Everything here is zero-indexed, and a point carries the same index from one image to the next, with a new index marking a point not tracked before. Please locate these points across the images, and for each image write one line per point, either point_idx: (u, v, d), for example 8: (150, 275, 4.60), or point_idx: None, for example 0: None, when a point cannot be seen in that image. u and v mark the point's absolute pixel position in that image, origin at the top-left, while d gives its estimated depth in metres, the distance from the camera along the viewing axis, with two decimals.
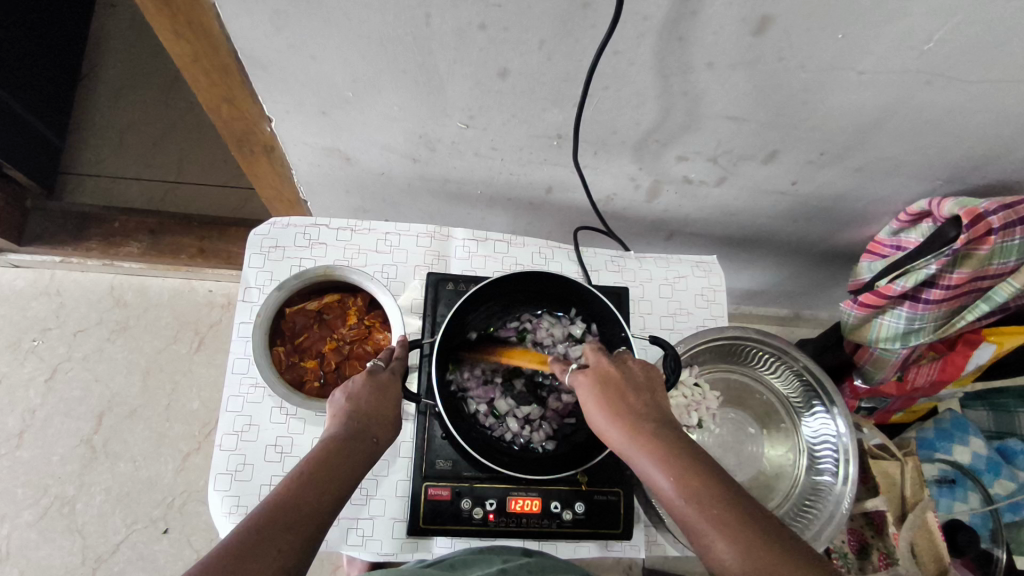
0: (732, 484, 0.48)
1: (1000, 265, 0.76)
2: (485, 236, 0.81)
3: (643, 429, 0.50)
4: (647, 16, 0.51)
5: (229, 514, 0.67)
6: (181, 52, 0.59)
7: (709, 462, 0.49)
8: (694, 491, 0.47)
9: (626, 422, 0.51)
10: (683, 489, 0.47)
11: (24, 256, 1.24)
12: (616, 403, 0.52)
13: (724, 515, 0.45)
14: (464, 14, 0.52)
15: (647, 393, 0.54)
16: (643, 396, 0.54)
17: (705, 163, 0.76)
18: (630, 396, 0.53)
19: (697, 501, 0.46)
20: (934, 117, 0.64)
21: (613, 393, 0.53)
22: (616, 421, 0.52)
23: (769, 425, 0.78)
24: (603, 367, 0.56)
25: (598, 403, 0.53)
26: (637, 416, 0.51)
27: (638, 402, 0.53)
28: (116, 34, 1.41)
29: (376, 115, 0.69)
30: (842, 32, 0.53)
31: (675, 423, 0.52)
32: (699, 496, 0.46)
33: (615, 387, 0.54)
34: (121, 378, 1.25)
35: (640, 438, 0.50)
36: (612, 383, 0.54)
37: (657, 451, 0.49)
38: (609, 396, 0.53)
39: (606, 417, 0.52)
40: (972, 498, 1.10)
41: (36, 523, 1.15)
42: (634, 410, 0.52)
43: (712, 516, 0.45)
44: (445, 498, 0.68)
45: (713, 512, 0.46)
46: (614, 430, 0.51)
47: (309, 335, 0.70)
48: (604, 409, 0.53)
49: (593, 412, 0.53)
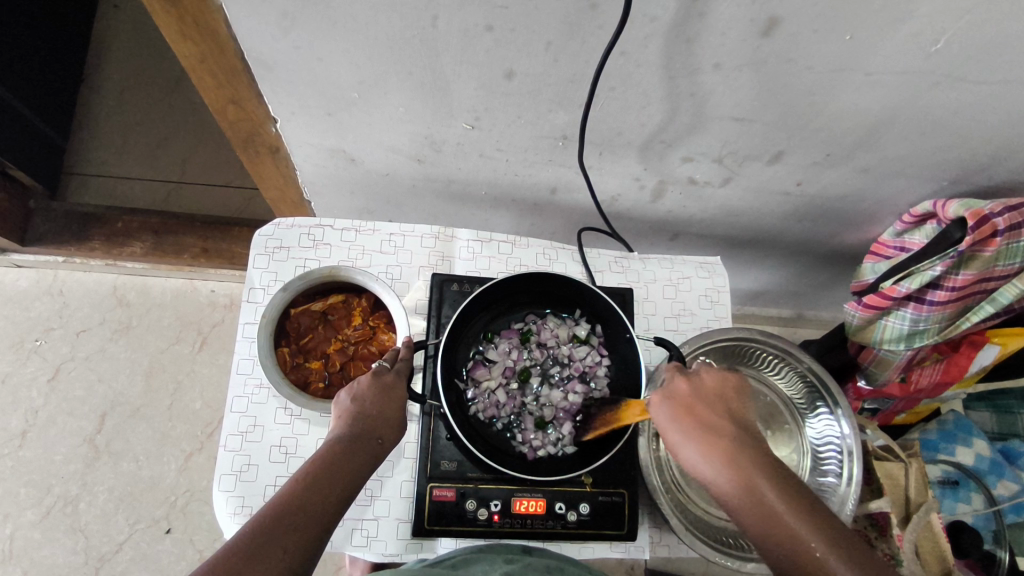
0: (817, 508, 0.46)
1: (1005, 266, 0.76)
2: (489, 236, 0.81)
3: (721, 450, 0.49)
4: (655, 18, 0.51)
5: (234, 514, 0.67)
6: (189, 53, 0.59)
7: (792, 484, 0.47)
8: (777, 518, 0.46)
9: (702, 442, 0.50)
10: (765, 517, 0.46)
11: (27, 256, 1.24)
12: (692, 421, 0.51)
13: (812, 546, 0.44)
14: (472, 15, 0.52)
15: (723, 407, 0.52)
16: (718, 410, 0.52)
17: (711, 164, 0.76)
18: (705, 412, 0.52)
19: (781, 529, 0.46)
20: (940, 118, 0.64)
21: (687, 409, 0.52)
22: (692, 440, 0.50)
23: (773, 425, 0.76)
24: (675, 386, 0.54)
25: (673, 420, 0.52)
26: (715, 434, 0.50)
27: (714, 419, 0.51)
28: (119, 34, 1.41)
29: (382, 116, 0.69)
30: (850, 33, 0.53)
31: (754, 438, 0.51)
32: (782, 523, 0.46)
33: (689, 403, 0.52)
34: (124, 378, 1.25)
35: (718, 460, 0.49)
36: (686, 399, 0.53)
37: (735, 475, 0.48)
38: (683, 413, 0.52)
39: (680, 435, 0.51)
40: (976, 499, 1.11)
41: (39, 523, 1.15)
42: (710, 428, 0.51)
43: (798, 547, 0.45)
44: (449, 499, 0.68)
45: (799, 542, 0.45)
46: (689, 450, 0.50)
47: (313, 335, 0.70)
48: (679, 425, 0.52)
49: (667, 429, 0.53)
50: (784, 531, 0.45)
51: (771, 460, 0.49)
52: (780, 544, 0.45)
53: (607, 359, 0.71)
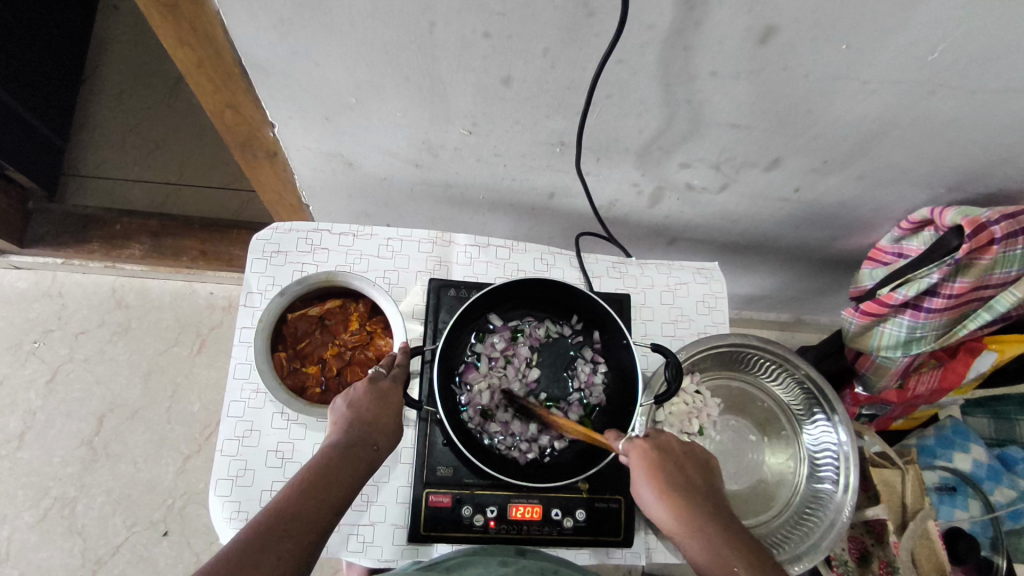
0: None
1: (1002, 274, 0.75)
2: (487, 241, 0.81)
3: (692, 513, 0.53)
4: (652, 25, 0.51)
5: (229, 520, 0.67)
6: (186, 59, 0.59)
7: (758, 550, 0.50)
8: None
9: (675, 503, 0.53)
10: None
11: (25, 257, 1.24)
12: (666, 481, 0.55)
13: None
14: (468, 22, 0.52)
15: (696, 473, 0.56)
16: (690, 476, 0.56)
17: (708, 170, 0.76)
18: (681, 472, 0.56)
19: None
20: (937, 126, 0.64)
21: (667, 466, 0.56)
22: (664, 499, 0.54)
23: (771, 432, 0.77)
24: (658, 442, 0.58)
25: (650, 475, 0.55)
26: (686, 497, 0.54)
27: (687, 482, 0.55)
28: (119, 36, 1.41)
29: (379, 121, 0.69)
30: (846, 42, 0.53)
31: (723, 509, 0.55)
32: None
33: (665, 463, 0.56)
34: (123, 379, 1.25)
35: (689, 521, 0.52)
36: (667, 459, 0.57)
37: (706, 538, 0.51)
38: (662, 471, 0.55)
39: (654, 493, 0.54)
40: (972, 505, 1.11)
41: (36, 525, 1.15)
42: (684, 490, 0.54)
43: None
44: (445, 505, 0.68)
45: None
46: (661, 510, 0.54)
47: (310, 340, 0.70)
48: (655, 482, 0.55)
49: (642, 485, 0.56)
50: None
51: (738, 529, 0.52)
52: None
53: (604, 365, 0.71)
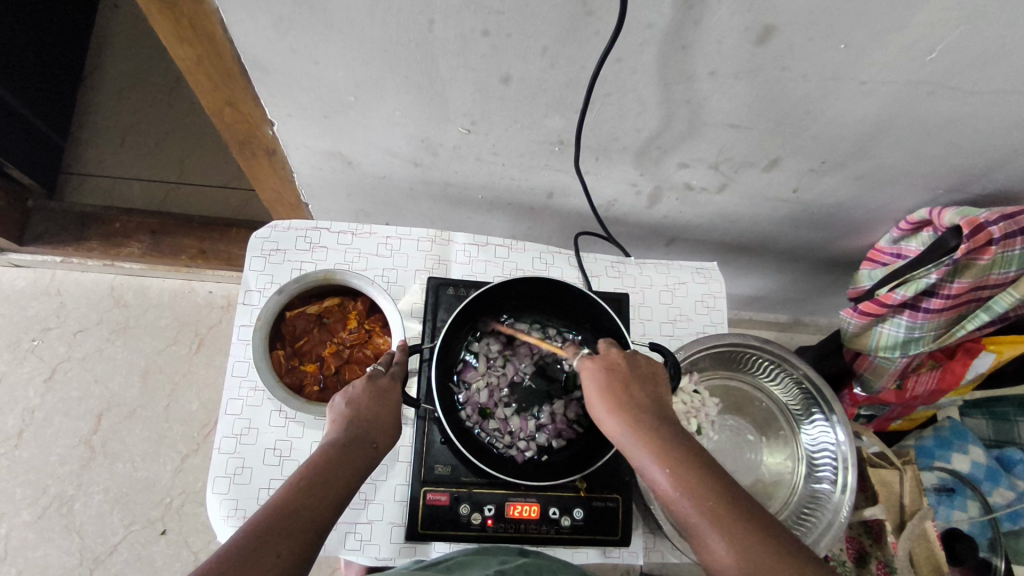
0: (730, 485, 0.47)
1: (1000, 274, 0.75)
2: (486, 240, 0.81)
3: (640, 423, 0.51)
4: (650, 24, 0.51)
5: (227, 518, 0.67)
6: (185, 56, 0.59)
7: (706, 459, 0.49)
8: (693, 489, 0.47)
9: (625, 415, 0.51)
10: (679, 487, 0.47)
11: (25, 256, 1.24)
12: (617, 395, 0.53)
13: (723, 513, 0.45)
14: (467, 20, 0.52)
15: (645, 385, 0.54)
16: (641, 389, 0.54)
17: (707, 170, 0.76)
18: (632, 387, 0.53)
19: (695, 499, 0.46)
20: (935, 127, 0.64)
21: (620, 383, 0.54)
22: (615, 412, 0.52)
23: (768, 432, 0.77)
24: (611, 359, 0.56)
25: (601, 391, 0.54)
26: (636, 410, 0.52)
27: (637, 395, 0.53)
28: (120, 35, 1.41)
29: (378, 120, 0.69)
30: (845, 42, 0.53)
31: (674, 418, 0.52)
32: (698, 494, 0.46)
33: (617, 380, 0.54)
34: (121, 378, 1.25)
35: (637, 431, 0.50)
36: (620, 375, 0.54)
37: (656, 447, 0.49)
38: (614, 387, 0.53)
39: (606, 407, 0.53)
40: (971, 505, 1.10)
41: (34, 523, 1.15)
42: (634, 403, 0.52)
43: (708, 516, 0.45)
44: (443, 503, 0.68)
45: (707, 510, 0.46)
46: (613, 421, 0.52)
47: (308, 338, 0.70)
48: (606, 397, 0.53)
49: (595, 402, 0.54)
50: (699, 503, 0.46)
51: (688, 437, 0.50)
52: (694, 514, 0.46)
53: None
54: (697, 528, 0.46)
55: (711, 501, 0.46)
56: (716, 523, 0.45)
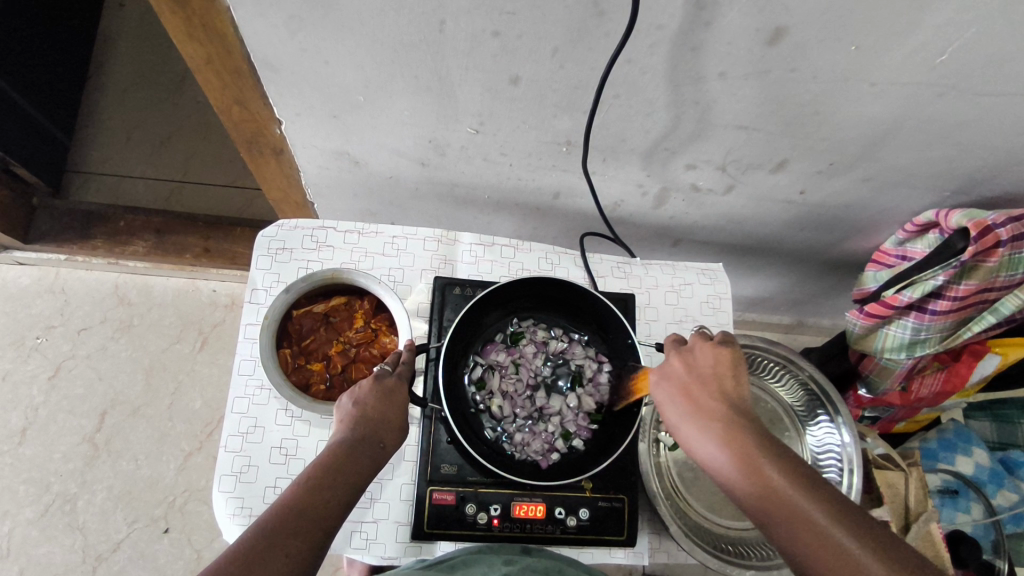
0: (814, 482, 0.46)
1: (1008, 277, 0.76)
2: (492, 240, 0.82)
3: (718, 430, 0.50)
4: (661, 26, 0.51)
5: (232, 516, 0.67)
6: (196, 54, 0.59)
7: (791, 461, 0.47)
8: (776, 495, 0.46)
9: (701, 422, 0.51)
10: (764, 498, 0.47)
11: (29, 253, 1.24)
12: (690, 400, 0.52)
13: (815, 518, 0.44)
14: (478, 21, 0.53)
15: (717, 384, 0.52)
16: (714, 390, 0.52)
17: (714, 171, 0.76)
18: (699, 393, 0.52)
19: (783, 509, 0.45)
20: (943, 129, 0.64)
21: (687, 390, 0.53)
22: (689, 419, 0.51)
23: (773, 432, 0.77)
24: (673, 368, 0.55)
25: (673, 401, 0.53)
26: (711, 413, 0.51)
27: (710, 398, 0.52)
28: (125, 34, 1.41)
29: (387, 120, 0.69)
30: (855, 43, 0.53)
31: (753, 416, 0.51)
32: (785, 502, 0.46)
33: (687, 386, 0.53)
34: (125, 376, 1.25)
35: (715, 439, 0.50)
36: (685, 382, 0.53)
37: (735, 455, 0.48)
38: (683, 396, 0.53)
39: (680, 415, 0.52)
40: (975, 508, 1.11)
41: (37, 521, 1.15)
42: (708, 407, 0.51)
43: (798, 525, 0.45)
44: (449, 502, 0.68)
45: (797, 518, 0.45)
46: (689, 430, 0.51)
47: (315, 337, 0.70)
48: (679, 407, 0.52)
49: (671, 412, 0.53)
50: (785, 509, 0.45)
51: (769, 438, 0.49)
52: (780, 518, 0.46)
53: (608, 364, 0.71)
54: (788, 538, 0.45)
55: (800, 508, 0.45)
56: (808, 531, 0.44)
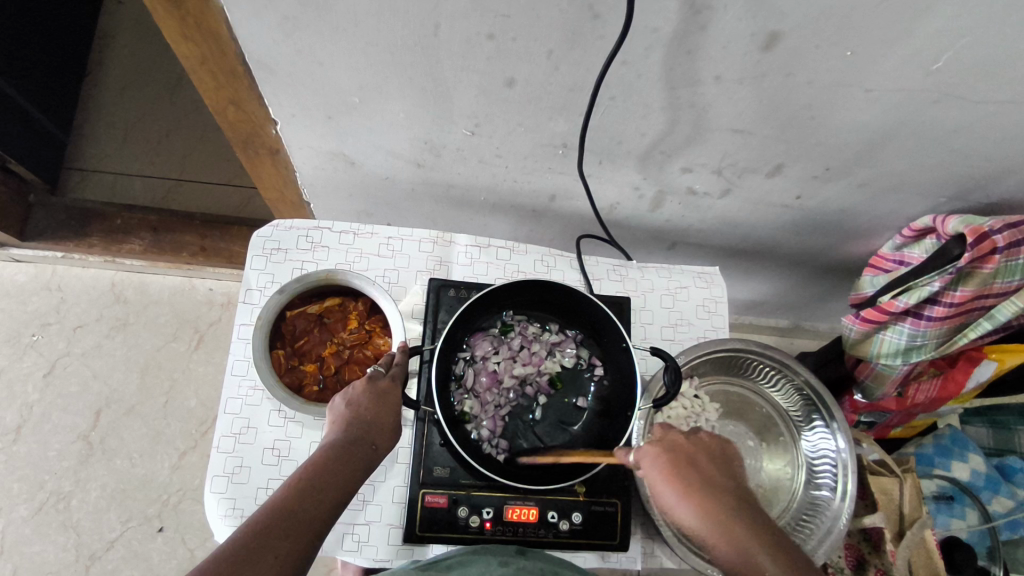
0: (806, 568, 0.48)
1: (1004, 284, 0.75)
2: (488, 242, 0.81)
3: (714, 508, 0.51)
4: (656, 29, 0.51)
5: (224, 517, 0.67)
6: (190, 54, 0.58)
7: (782, 541, 0.49)
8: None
9: (698, 499, 0.51)
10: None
11: (26, 251, 1.24)
12: (684, 475, 0.53)
13: None
14: (473, 24, 0.52)
15: (715, 463, 0.54)
16: (710, 469, 0.54)
17: (710, 174, 0.75)
18: (695, 468, 0.53)
19: None
20: (940, 136, 0.64)
21: (684, 463, 0.54)
22: (682, 494, 0.52)
23: (768, 438, 0.76)
24: (671, 442, 0.56)
25: (666, 474, 0.53)
26: (708, 491, 0.52)
27: (710, 477, 0.53)
28: (124, 31, 1.41)
29: (381, 120, 0.69)
30: (852, 49, 0.53)
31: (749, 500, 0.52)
32: None
33: (681, 461, 0.54)
34: (120, 374, 1.25)
35: (709, 518, 0.50)
36: (682, 454, 0.54)
37: (730, 535, 0.49)
38: (678, 471, 0.53)
39: (674, 491, 0.52)
40: (971, 514, 1.11)
41: (31, 519, 1.15)
42: (706, 485, 0.52)
43: None
44: (441, 505, 0.67)
45: None
46: (684, 506, 0.52)
47: (309, 338, 0.70)
48: (672, 481, 0.53)
49: (660, 487, 0.54)
50: None
51: (763, 519, 0.50)
52: None
53: (600, 367, 0.71)
54: None
55: None
56: None
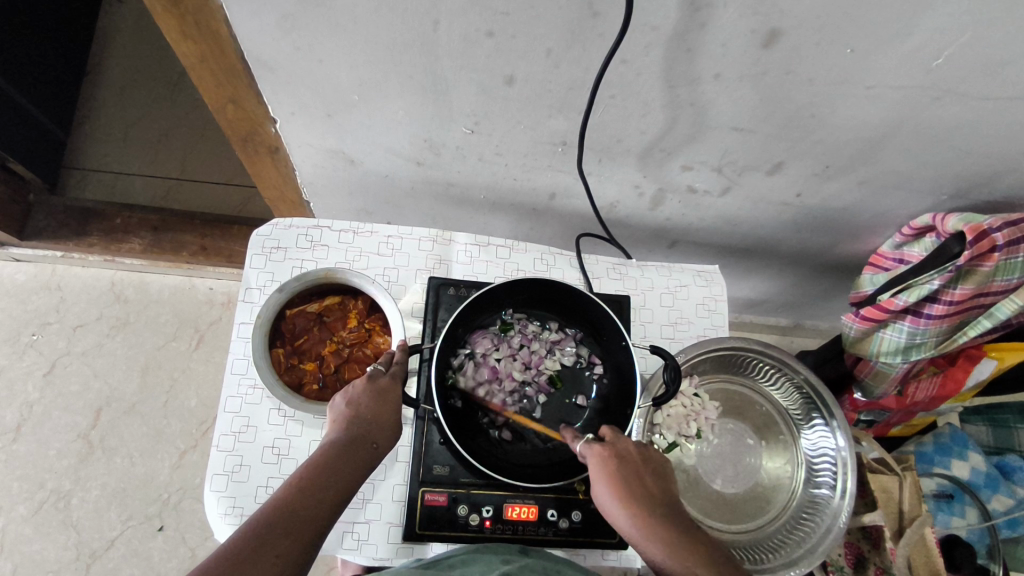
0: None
1: (1003, 282, 0.75)
2: (487, 241, 0.81)
3: (654, 522, 0.52)
4: (656, 27, 0.51)
5: (223, 516, 0.67)
6: (189, 52, 0.59)
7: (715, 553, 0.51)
8: None
9: (640, 511, 0.53)
10: None
11: (26, 250, 1.24)
12: (627, 486, 0.54)
13: None
14: (472, 21, 0.52)
15: (655, 475, 0.56)
16: (650, 481, 0.55)
17: (710, 172, 0.75)
18: (638, 479, 0.54)
19: None
20: (940, 133, 0.64)
21: (627, 472, 0.55)
22: (624, 504, 0.53)
23: (767, 436, 0.76)
24: (616, 449, 0.56)
25: (610, 483, 0.54)
26: (648, 503, 0.53)
27: (650, 489, 0.54)
28: (123, 30, 1.41)
29: (381, 118, 0.69)
30: (851, 47, 0.53)
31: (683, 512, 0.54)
32: None
33: (625, 470, 0.55)
34: (120, 374, 1.25)
35: (649, 530, 0.52)
36: (625, 463, 0.55)
37: (670, 548, 0.51)
38: (622, 480, 0.54)
39: (616, 500, 0.53)
40: (970, 513, 1.10)
41: (31, 518, 1.15)
42: (647, 496, 0.54)
43: None
44: (441, 503, 0.68)
45: None
46: (623, 517, 0.53)
47: (308, 337, 0.70)
48: (614, 490, 0.54)
49: (602, 493, 0.54)
50: None
51: (697, 531, 0.53)
52: None
53: (599, 365, 0.71)
54: None
55: None
56: None
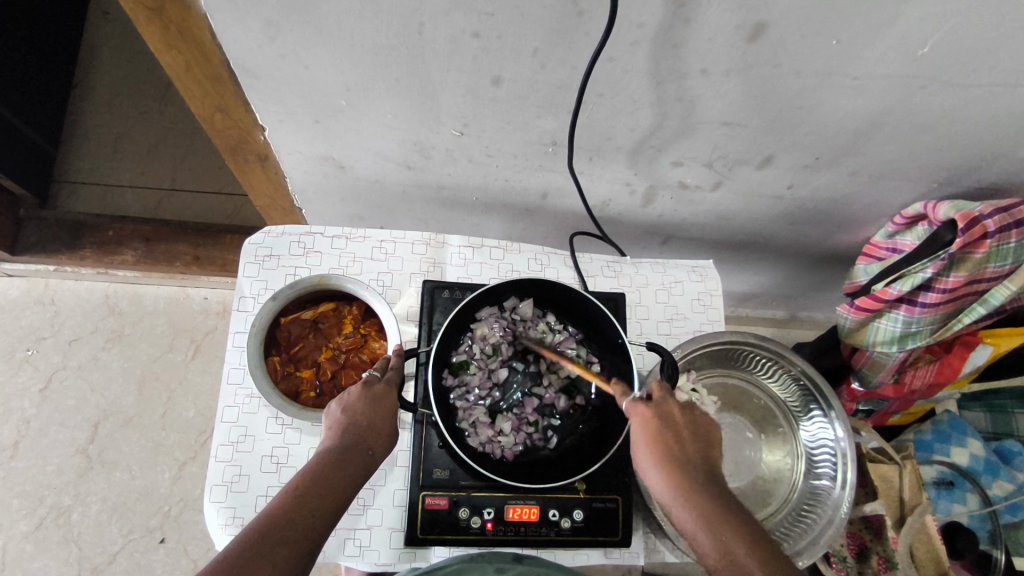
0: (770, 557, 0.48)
1: (996, 268, 0.76)
2: (481, 242, 0.81)
3: (686, 485, 0.51)
4: (641, 24, 0.51)
5: (224, 527, 0.67)
6: (174, 61, 0.58)
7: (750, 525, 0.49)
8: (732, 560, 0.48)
9: (675, 474, 0.52)
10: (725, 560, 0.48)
11: (18, 265, 1.23)
12: (666, 449, 0.53)
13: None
14: (457, 23, 0.52)
15: (699, 443, 0.54)
16: (693, 446, 0.54)
17: (702, 167, 0.75)
18: (679, 443, 0.54)
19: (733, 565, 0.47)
20: (928, 121, 0.64)
21: (669, 436, 0.54)
22: (659, 466, 0.53)
23: (766, 429, 0.76)
24: (663, 412, 0.56)
25: (649, 444, 0.54)
26: (685, 467, 0.52)
27: (691, 454, 0.53)
28: (109, 41, 1.40)
29: (369, 123, 0.69)
30: (836, 37, 0.53)
31: (723, 483, 0.53)
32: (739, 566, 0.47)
33: (667, 433, 0.54)
34: (117, 386, 1.24)
35: (681, 492, 0.51)
36: (669, 427, 0.55)
37: (699, 512, 0.50)
38: (662, 441, 0.54)
39: (653, 461, 0.53)
40: (971, 499, 1.11)
41: (31, 534, 1.14)
42: (685, 460, 0.53)
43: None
44: (442, 507, 0.67)
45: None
46: (658, 476, 0.53)
47: (304, 344, 0.69)
48: (653, 451, 0.53)
49: (641, 452, 0.54)
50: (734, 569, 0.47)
51: (734, 502, 0.51)
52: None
53: (598, 365, 0.70)
54: None
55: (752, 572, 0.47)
56: None
